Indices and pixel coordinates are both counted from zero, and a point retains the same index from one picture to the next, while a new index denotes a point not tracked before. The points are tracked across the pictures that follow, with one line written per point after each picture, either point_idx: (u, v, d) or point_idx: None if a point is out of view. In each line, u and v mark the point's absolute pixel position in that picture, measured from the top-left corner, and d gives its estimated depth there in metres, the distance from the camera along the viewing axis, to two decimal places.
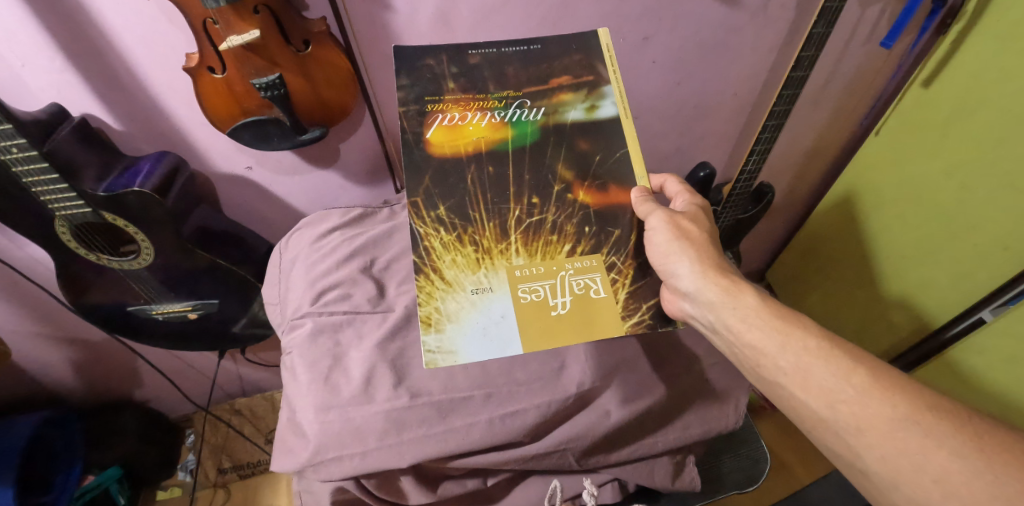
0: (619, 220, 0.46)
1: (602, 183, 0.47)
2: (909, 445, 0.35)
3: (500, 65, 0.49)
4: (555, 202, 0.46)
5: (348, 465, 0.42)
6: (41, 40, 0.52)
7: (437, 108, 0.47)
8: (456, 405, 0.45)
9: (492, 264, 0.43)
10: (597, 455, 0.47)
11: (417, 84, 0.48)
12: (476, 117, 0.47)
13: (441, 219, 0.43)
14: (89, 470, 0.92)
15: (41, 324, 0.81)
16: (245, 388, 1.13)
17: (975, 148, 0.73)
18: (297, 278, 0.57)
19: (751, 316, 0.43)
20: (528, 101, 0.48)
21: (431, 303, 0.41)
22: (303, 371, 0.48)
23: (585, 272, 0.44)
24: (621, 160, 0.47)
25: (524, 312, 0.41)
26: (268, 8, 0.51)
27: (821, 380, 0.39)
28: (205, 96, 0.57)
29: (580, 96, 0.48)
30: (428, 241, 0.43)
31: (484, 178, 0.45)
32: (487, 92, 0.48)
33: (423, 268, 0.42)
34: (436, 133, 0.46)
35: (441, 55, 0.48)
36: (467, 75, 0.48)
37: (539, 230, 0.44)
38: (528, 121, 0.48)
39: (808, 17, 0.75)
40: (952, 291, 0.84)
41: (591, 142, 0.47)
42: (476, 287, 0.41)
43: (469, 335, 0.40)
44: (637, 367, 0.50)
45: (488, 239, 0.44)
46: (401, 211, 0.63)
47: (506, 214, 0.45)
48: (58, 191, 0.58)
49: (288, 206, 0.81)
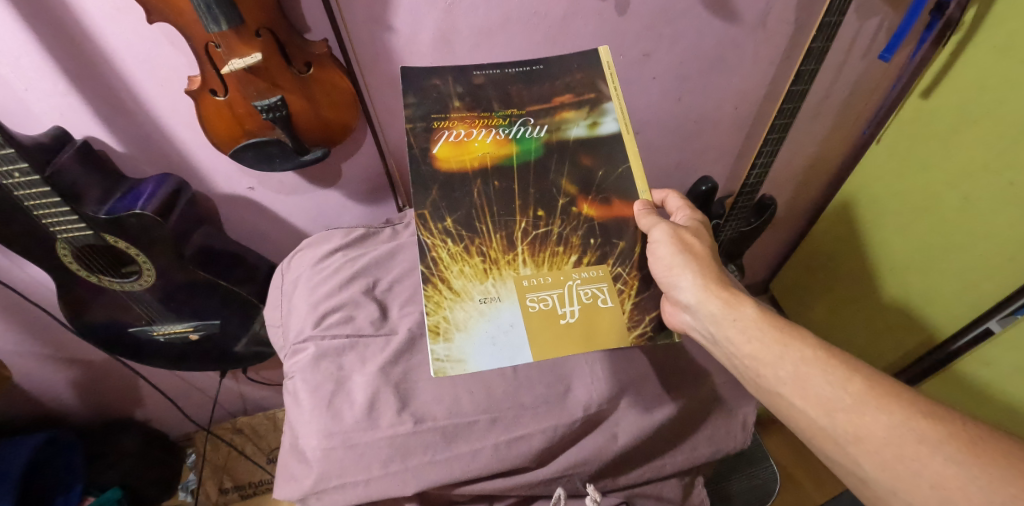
0: (623, 233, 0.46)
1: (606, 196, 0.46)
2: (905, 452, 0.34)
3: (504, 86, 0.49)
4: (560, 215, 0.45)
5: (351, 493, 0.42)
6: (44, 66, 0.52)
7: (443, 125, 0.47)
8: (461, 431, 0.45)
9: (500, 274, 0.42)
10: (605, 479, 0.46)
11: (423, 103, 0.48)
12: (481, 134, 0.47)
13: (448, 230, 0.43)
14: (89, 491, 0.91)
15: (41, 345, 0.80)
16: (248, 406, 1.12)
17: (979, 157, 0.73)
18: (299, 300, 0.56)
19: (751, 328, 0.43)
20: (531, 119, 0.48)
21: (439, 312, 0.40)
22: (307, 397, 0.47)
23: (592, 281, 0.43)
24: (624, 175, 0.47)
25: (531, 321, 0.40)
26: (270, 31, 0.51)
27: (820, 388, 0.38)
28: (207, 119, 0.57)
29: (582, 114, 0.48)
30: (436, 252, 0.42)
31: (490, 192, 0.45)
32: (492, 111, 0.48)
33: (431, 278, 0.41)
34: (443, 149, 0.46)
35: (447, 76, 0.49)
36: (472, 95, 0.49)
37: (546, 241, 0.44)
38: (532, 138, 0.48)
39: (806, 32, 0.75)
40: (960, 301, 0.82)
41: (593, 157, 0.47)
42: (484, 297, 0.41)
43: (479, 344, 0.39)
44: (645, 386, 0.49)
45: (495, 249, 0.43)
46: (404, 231, 0.63)
47: (512, 225, 0.44)
48: (59, 214, 0.58)
49: (290, 226, 0.80)
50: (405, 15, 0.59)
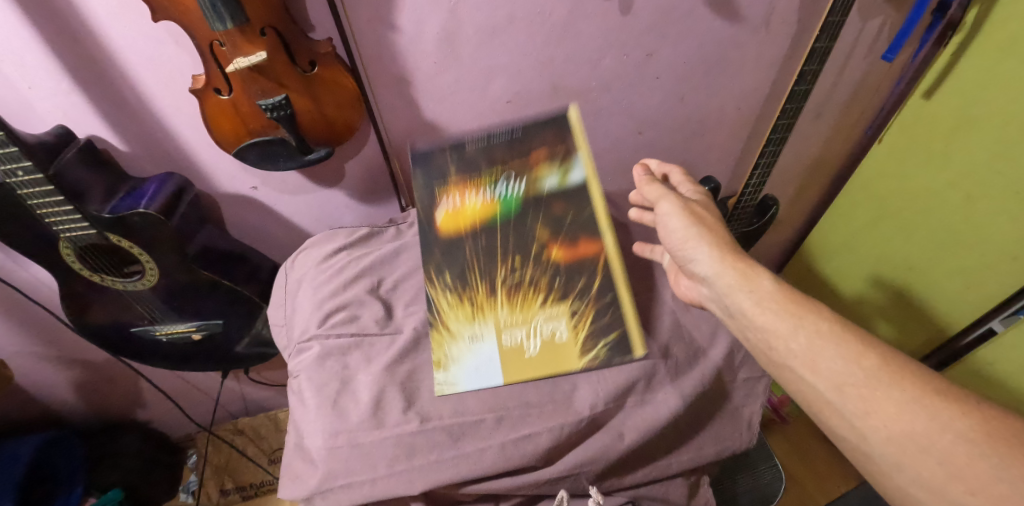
0: (586, 270, 0.50)
1: (572, 238, 0.51)
2: (914, 427, 0.34)
3: (491, 150, 0.54)
4: (534, 260, 0.51)
5: (357, 492, 0.42)
6: (48, 65, 0.52)
7: (442, 193, 0.54)
8: (468, 429, 0.44)
9: (483, 316, 0.50)
10: (611, 478, 0.46)
11: (427, 174, 0.56)
12: (473, 193, 0.54)
13: (448, 282, 0.52)
14: (90, 493, 0.91)
15: (43, 345, 0.80)
16: (249, 407, 1.12)
17: (981, 157, 0.73)
18: (304, 299, 0.56)
19: (767, 301, 0.42)
20: (512, 174, 0.53)
21: (439, 348, 0.48)
22: (312, 396, 0.47)
23: (555, 317, 0.48)
24: (589, 217, 0.51)
25: (505, 357, 0.47)
26: (276, 30, 0.51)
27: (831, 364, 0.38)
28: (212, 118, 0.57)
29: (554, 165, 0.52)
30: (437, 300, 0.51)
31: (479, 247, 0.53)
32: (480, 172, 0.54)
33: (433, 321, 0.50)
34: (444, 215, 0.54)
35: (447, 149, 0.56)
36: (466, 162, 0.55)
37: (520, 285, 0.50)
38: (511, 192, 0.53)
39: (808, 33, 0.75)
40: (965, 299, 0.83)
41: (562, 205, 0.52)
42: (471, 335, 0.49)
43: (467, 372, 0.47)
44: (653, 386, 0.48)
45: (481, 295, 0.50)
46: (409, 230, 0.63)
47: (495, 275, 0.51)
48: (63, 213, 0.58)
49: (292, 225, 0.80)
50: (409, 14, 0.59)
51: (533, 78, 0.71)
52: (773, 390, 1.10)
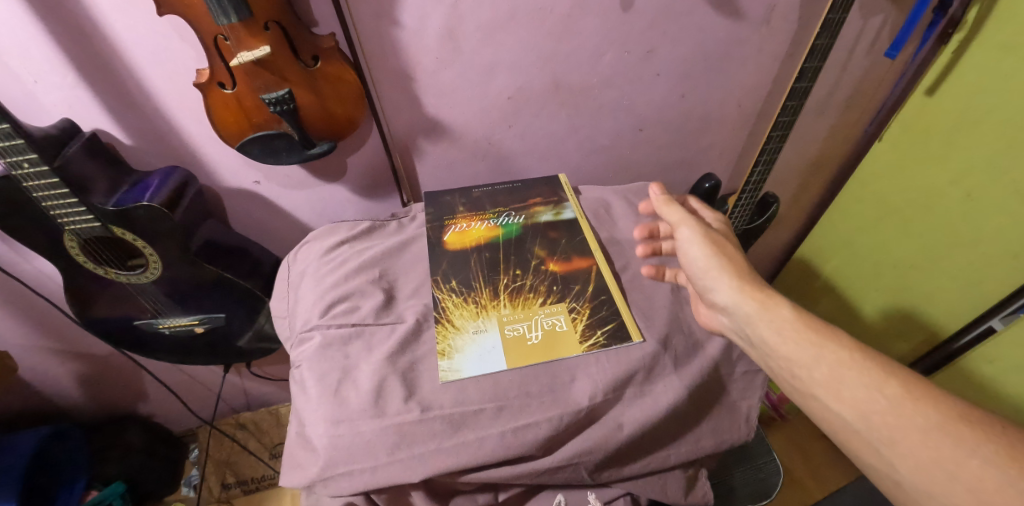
0: (579, 279, 0.57)
1: (567, 256, 0.60)
2: (942, 453, 0.35)
3: (494, 196, 0.69)
4: (533, 271, 0.58)
5: (358, 480, 0.42)
6: (54, 58, 0.53)
7: (451, 221, 0.64)
8: (468, 419, 0.45)
9: (487, 314, 0.54)
10: (609, 469, 0.47)
11: (438, 210, 0.66)
12: (478, 224, 0.64)
13: (454, 288, 0.56)
14: (93, 485, 0.92)
15: (47, 338, 0.81)
16: (251, 402, 1.12)
17: (982, 155, 0.73)
18: (306, 290, 0.57)
19: (787, 330, 0.43)
20: (513, 212, 0.66)
21: (445, 340, 0.51)
22: (313, 385, 0.47)
23: (553, 314, 0.54)
24: (581, 242, 0.62)
25: (508, 344, 0.51)
26: (279, 24, 0.52)
27: (854, 390, 0.39)
28: (215, 112, 0.58)
29: (550, 207, 0.66)
30: (443, 302, 0.54)
31: (483, 261, 0.59)
32: (485, 210, 0.66)
33: (440, 318, 0.53)
34: (451, 237, 0.62)
35: (455, 194, 0.69)
36: (472, 202, 0.67)
37: (521, 290, 0.56)
38: (513, 223, 0.64)
39: (809, 31, 0.76)
40: (966, 296, 0.82)
41: (557, 231, 0.63)
42: (476, 329, 0.52)
43: (471, 359, 0.49)
44: (652, 379, 0.49)
45: (485, 298, 0.55)
46: (410, 224, 0.65)
47: (497, 282, 0.57)
48: (67, 205, 0.58)
49: (294, 220, 0.81)
50: (412, 10, 0.60)
51: (534, 74, 0.71)
52: (773, 388, 1.10)
